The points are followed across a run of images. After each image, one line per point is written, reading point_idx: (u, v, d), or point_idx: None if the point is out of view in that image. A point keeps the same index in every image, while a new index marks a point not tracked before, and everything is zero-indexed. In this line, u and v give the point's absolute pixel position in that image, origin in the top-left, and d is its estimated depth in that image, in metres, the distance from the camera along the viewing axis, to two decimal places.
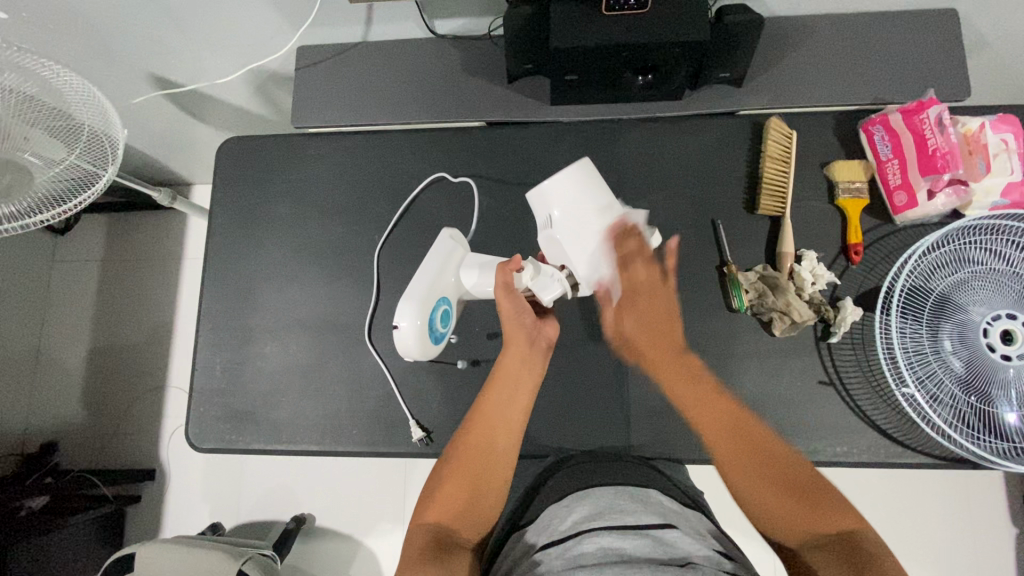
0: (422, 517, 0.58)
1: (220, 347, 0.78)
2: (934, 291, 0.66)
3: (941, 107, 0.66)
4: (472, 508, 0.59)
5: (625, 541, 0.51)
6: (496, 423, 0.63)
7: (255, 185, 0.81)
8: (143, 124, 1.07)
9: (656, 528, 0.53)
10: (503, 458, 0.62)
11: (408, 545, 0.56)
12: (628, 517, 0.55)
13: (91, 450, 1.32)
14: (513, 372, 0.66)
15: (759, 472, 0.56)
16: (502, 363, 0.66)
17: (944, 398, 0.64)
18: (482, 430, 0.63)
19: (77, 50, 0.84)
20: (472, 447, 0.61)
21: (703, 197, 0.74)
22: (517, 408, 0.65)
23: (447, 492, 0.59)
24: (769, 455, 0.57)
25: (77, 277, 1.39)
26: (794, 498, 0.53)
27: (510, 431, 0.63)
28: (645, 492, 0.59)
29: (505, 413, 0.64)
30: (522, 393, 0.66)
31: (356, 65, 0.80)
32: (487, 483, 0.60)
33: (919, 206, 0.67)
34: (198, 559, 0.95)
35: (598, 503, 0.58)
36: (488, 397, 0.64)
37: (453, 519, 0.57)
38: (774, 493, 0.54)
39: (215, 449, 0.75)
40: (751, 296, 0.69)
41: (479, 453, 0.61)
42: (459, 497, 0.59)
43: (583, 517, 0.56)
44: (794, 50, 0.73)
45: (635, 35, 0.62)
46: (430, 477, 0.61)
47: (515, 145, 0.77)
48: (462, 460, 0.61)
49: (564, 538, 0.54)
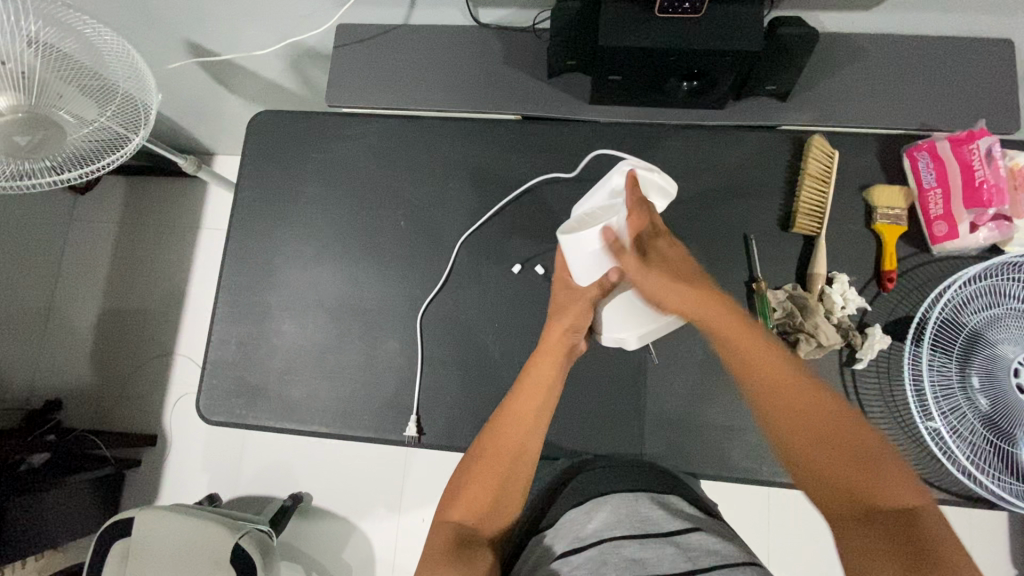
0: (448, 515, 0.59)
1: (238, 320, 0.77)
2: (966, 325, 0.65)
3: (993, 139, 0.65)
4: (496, 506, 0.59)
5: (648, 550, 0.53)
6: (526, 425, 0.61)
7: (284, 160, 0.80)
8: (175, 87, 1.06)
9: (681, 535, 0.54)
10: (529, 458, 0.61)
11: (432, 542, 0.57)
12: (651, 525, 0.56)
13: (95, 411, 1.32)
14: (540, 382, 0.63)
15: (820, 441, 0.52)
16: (533, 365, 0.63)
17: (965, 432, 0.63)
18: (508, 431, 0.61)
19: (116, 8, 0.83)
20: (498, 447, 0.61)
21: (738, 211, 0.72)
22: (547, 408, 0.63)
23: (471, 492, 0.59)
24: (837, 424, 0.52)
25: (93, 237, 1.40)
26: (857, 467, 0.51)
27: (539, 432, 0.62)
28: (665, 498, 0.60)
29: (535, 416, 0.62)
30: (555, 397, 0.64)
31: (395, 48, 0.79)
32: (511, 482, 0.60)
33: (959, 238, 0.66)
34: (198, 529, 0.95)
35: (619, 510, 0.58)
36: (513, 397, 0.62)
37: (476, 518, 0.58)
38: (838, 465, 0.51)
39: (225, 423, 0.75)
40: (779, 314, 0.67)
41: (506, 455, 0.60)
42: (484, 496, 0.59)
43: (605, 524, 0.57)
44: (844, 68, 0.71)
45: (685, 40, 0.61)
46: (454, 474, 0.62)
47: (551, 143, 0.76)
48: (486, 461, 0.60)
49: (585, 544, 0.56)
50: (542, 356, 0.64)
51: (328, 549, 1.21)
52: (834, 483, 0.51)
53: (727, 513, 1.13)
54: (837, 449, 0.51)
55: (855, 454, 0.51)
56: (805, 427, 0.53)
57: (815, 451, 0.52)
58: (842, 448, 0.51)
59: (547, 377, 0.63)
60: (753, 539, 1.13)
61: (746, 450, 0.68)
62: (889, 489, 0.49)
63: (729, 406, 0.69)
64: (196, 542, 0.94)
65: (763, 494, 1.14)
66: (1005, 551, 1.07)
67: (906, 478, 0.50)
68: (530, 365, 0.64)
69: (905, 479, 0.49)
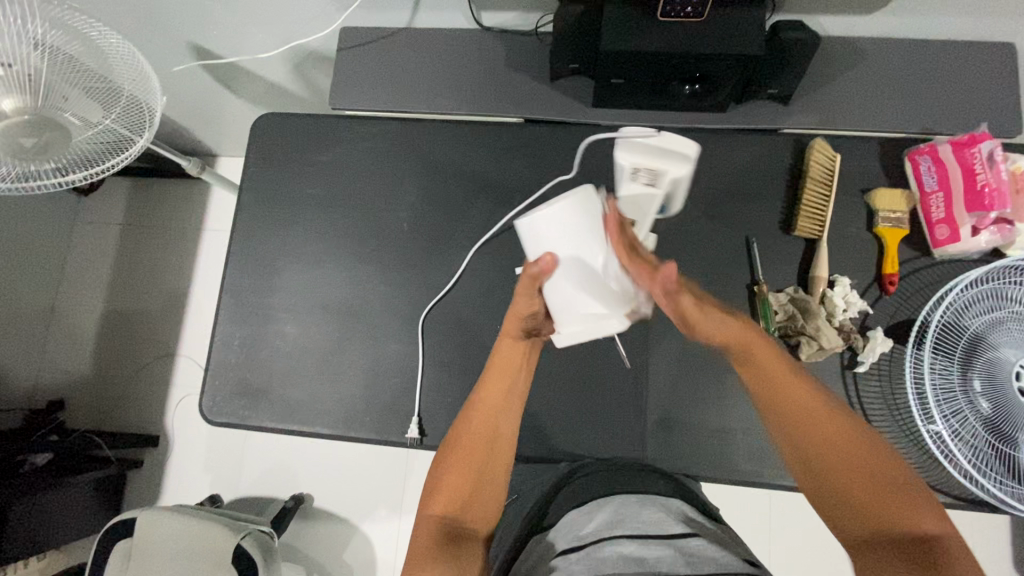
0: (429, 509, 0.58)
1: (240, 321, 0.78)
2: (968, 329, 0.65)
3: (995, 143, 0.65)
4: (476, 495, 0.59)
5: (647, 550, 0.52)
6: (497, 408, 0.62)
7: (287, 162, 0.81)
8: (178, 89, 1.07)
9: (681, 538, 0.54)
10: (504, 442, 0.62)
11: (417, 538, 0.56)
12: (651, 526, 0.55)
13: (97, 411, 1.33)
14: (507, 366, 0.63)
15: (847, 471, 0.52)
16: (497, 352, 0.64)
17: (966, 435, 0.63)
18: (481, 417, 0.62)
19: (122, 11, 0.84)
20: (472, 433, 0.61)
21: (740, 214, 0.72)
22: (516, 391, 0.64)
23: (450, 482, 0.59)
24: (865, 455, 0.52)
25: (96, 238, 1.40)
26: (877, 491, 0.50)
27: (510, 415, 0.63)
28: (667, 500, 0.60)
29: (505, 399, 0.63)
30: (521, 381, 0.64)
31: (398, 51, 0.80)
32: (489, 468, 0.60)
33: (961, 241, 0.66)
34: (199, 529, 0.95)
35: (618, 511, 0.58)
36: (482, 383, 0.63)
37: (459, 509, 0.58)
38: (860, 490, 0.51)
39: (227, 423, 0.75)
40: (780, 318, 0.68)
41: (482, 441, 0.61)
42: (464, 484, 0.59)
43: (603, 524, 0.57)
44: (845, 71, 0.72)
45: (688, 43, 0.61)
46: (432, 467, 0.61)
47: (553, 146, 0.77)
48: (462, 449, 0.60)
49: (584, 543, 0.55)
50: (505, 346, 0.64)
51: (329, 551, 1.21)
52: (854, 509, 0.51)
53: (729, 518, 1.13)
54: (856, 473, 0.52)
55: (874, 478, 0.51)
56: (829, 457, 0.53)
57: (834, 476, 0.52)
58: (863, 473, 0.51)
59: (513, 363, 0.64)
60: (755, 545, 1.12)
61: (747, 452, 0.68)
62: (909, 515, 0.49)
63: (729, 409, 0.69)
64: (195, 541, 0.95)
65: (765, 496, 1.14)
66: (1008, 556, 1.07)
67: (926, 504, 0.50)
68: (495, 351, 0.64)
69: (922, 502, 0.50)
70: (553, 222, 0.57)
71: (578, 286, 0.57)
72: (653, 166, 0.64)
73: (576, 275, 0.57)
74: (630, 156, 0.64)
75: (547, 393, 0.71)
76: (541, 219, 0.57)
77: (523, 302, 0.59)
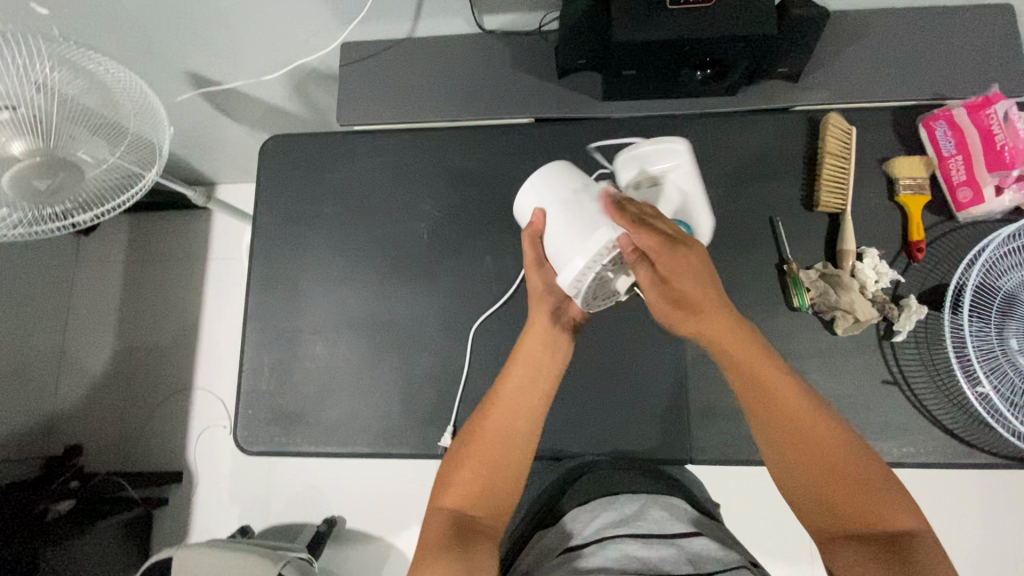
0: (440, 501, 0.56)
1: (268, 346, 0.77)
2: (1001, 289, 0.65)
3: (1009, 102, 0.66)
4: (491, 493, 0.56)
5: (652, 551, 0.50)
6: (514, 403, 0.60)
7: (300, 182, 0.80)
8: (176, 120, 1.05)
9: (683, 538, 0.53)
10: (524, 442, 0.59)
11: (427, 530, 0.54)
12: (659, 526, 0.55)
13: (118, 452, 1.31)
14: (531, 355, 0.62)
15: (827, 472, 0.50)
16: (524, 342, 0.62)
17: (1009, 394, 0.63)
18: (500, 414, 0.59)
19: (118, 47, 0.83)
20: (489, 430, 0.58)
21: (761, 195, 0.72)
22: (543, 384, 0.61)
23: (461, 477, 0.56)
24: (841, 451, 0.50)
25: (100, 276, 1.38)
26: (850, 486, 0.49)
27: (530, 414, 0.60)
28: (667, 500, 0.61)
29: (526, 399, 0.60)
30: (550, 369, 0.62)
31: (400, 62, 0.79)
32: (506, 466, 0.57)
33: (984, 202, 0.67)
34: (234, 563, 0.93)
35: (625, 511, 0.58)
36: (504, 378, 0.61)
37: (471, 503, 0.55)
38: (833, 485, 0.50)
39: (265, 451, 0.74)
40: (813, 294, 0.68)
41: (499, 436, 0.58)
42: (478, 480, 0.56)
43: (607, 523, 0.56)
44: (853, 44, 0.72)
45: (699, 27, 0.61)
46: (444, 462, 0.59)
47: (569, 143, 0.77)
48: (478, 445, 0.58)
49: (590, 540, 0.54)
50: (530, 337, 0.62)
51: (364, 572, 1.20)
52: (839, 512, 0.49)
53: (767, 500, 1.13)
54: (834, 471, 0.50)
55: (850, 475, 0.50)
56: (809, 456, 0.51)
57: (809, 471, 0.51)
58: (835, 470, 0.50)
59: (539, 353, 0.62)
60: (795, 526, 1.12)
61: None
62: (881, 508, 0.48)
63: None
64: None
65: None
66: None
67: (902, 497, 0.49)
68: (520, 342, 0.63)
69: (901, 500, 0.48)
70: (537, 183, 0.60)
71: (568, 220, 0.57)
72: (650, 171, 0.63)
73: (568, 209, 0.57)
74: (625, 171, 0.64)
75: (587, 390, 0.71)
76: (534, 186, 0.60)
77: (533, 270, 0.61)
